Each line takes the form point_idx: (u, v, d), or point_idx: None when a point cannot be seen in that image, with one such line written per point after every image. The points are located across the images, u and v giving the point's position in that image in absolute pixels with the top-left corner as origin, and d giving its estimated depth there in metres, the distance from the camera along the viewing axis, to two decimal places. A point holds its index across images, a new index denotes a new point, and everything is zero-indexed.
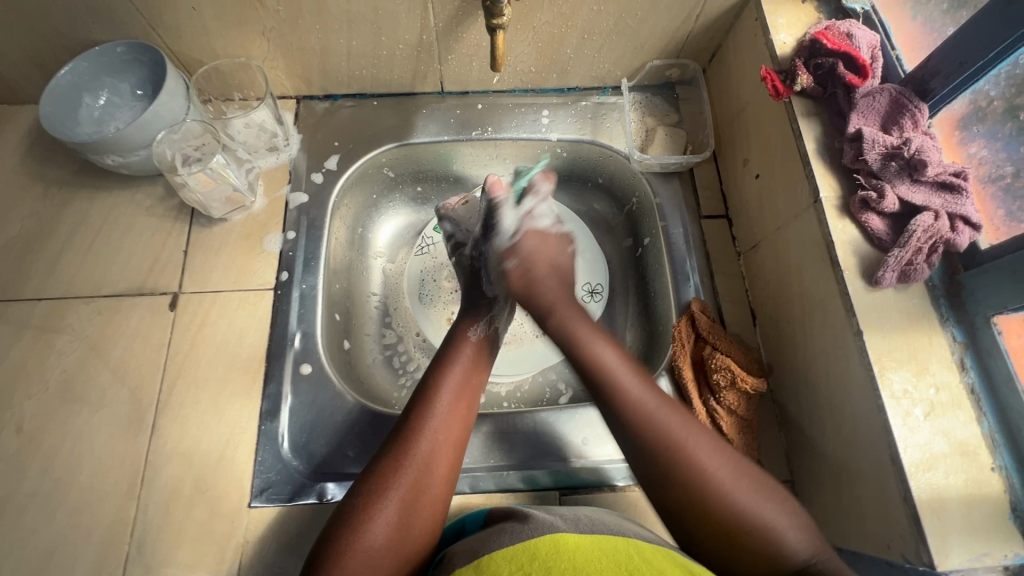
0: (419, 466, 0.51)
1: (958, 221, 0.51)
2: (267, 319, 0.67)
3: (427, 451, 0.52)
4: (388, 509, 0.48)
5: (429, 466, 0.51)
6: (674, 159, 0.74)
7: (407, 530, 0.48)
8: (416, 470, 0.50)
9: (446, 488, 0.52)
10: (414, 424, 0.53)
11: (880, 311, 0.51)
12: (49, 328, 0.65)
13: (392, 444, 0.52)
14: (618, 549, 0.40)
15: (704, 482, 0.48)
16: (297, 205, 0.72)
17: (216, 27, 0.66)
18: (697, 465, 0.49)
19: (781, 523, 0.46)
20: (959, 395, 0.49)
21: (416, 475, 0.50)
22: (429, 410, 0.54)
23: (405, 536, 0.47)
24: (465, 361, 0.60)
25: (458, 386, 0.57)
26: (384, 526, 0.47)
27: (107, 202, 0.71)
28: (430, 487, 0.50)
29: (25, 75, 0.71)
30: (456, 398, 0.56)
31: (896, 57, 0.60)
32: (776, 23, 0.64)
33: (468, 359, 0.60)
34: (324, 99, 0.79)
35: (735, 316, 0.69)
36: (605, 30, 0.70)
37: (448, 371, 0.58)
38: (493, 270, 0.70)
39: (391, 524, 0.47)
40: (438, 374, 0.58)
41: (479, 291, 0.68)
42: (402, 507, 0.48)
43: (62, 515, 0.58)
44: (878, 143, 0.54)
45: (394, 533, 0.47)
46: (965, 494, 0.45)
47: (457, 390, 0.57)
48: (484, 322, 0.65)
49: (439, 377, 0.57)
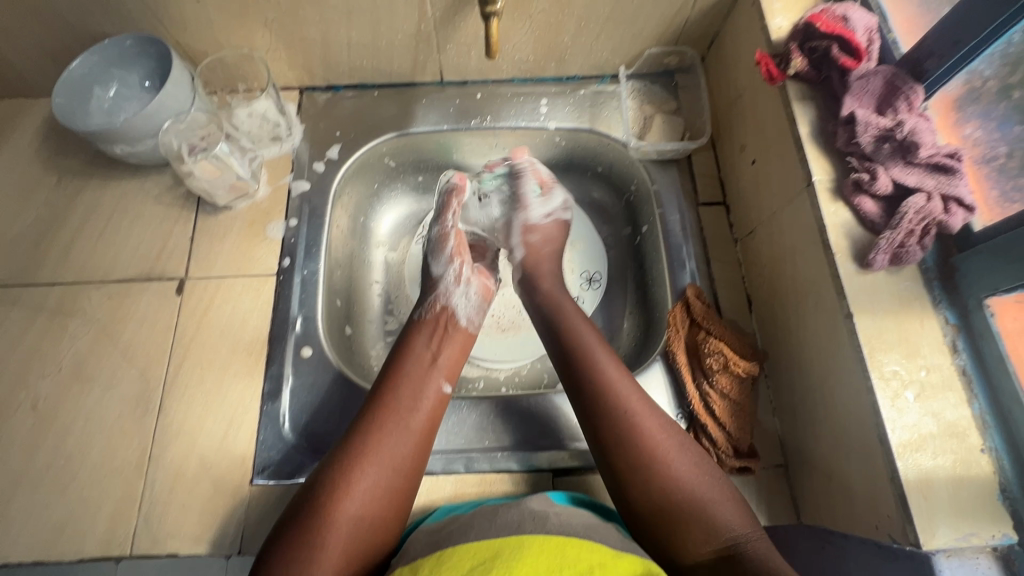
0: (380, 456, 0.52)
1: (951, 202, 0.50)
2: (269, 304, 0.69)
3: (388, 442, 0.53)
4: (348, 501, 0.49)
5: (389, 458, 0.52)
6: (671, 146, 0.74)
7: (372, 512, 0.49)
8: (376, 461, 0.52)
9: (407, 480, 0.53)
10: (374, 416, 0.54)
11: (871, 293, 0.51)
12: (63, 312, 0.68)
13: (354, 434, 0.53)
14: (580, 559, 0.42)
15: (664, 479, 0.50)
16: (299, 193, 0.74)
17: (219, 19, 0.68)
18: (656, 458, 0.51)
19: (725, 518, 0.47)
20: (950, 377, 0.48)
21: (377, 465, 0.51)
22: (390, 402, 0.56)
23: (364, 525, 0.49)
24: (421, 352, 0.61)
25: (419, 378, 0.59)
26: (344, 516, 0.48)
27: (118, 190, 0.74)
28: (390, 477, 0.52)
29: (39, 68, 0.73)
30: (416, 389, 0.57)
31: (893, 40, 0.59)
32: (772, 7, 0.64)
33: (431, 351, 0.62)
34: (327, 90, 0.80)
35: (731, 302, 0.69)
36: (600, 18, 0.70)
37: (411, 363, 0.60)
38: (443, 239, 0.71)
39: (350, 514, 0.48)
40: (401, 366, 0.59)
41: (429, 268, 0.70)
42: (361, 496, 0.49)
43: (74, 490, 0.60)
44: (871, 126, 0.54)
45: (352, 522, 0.48)
46: (953, 475, 0.45)
47: (419, 382, 0.58)
48: (428, 299, 0.67)
49: (400, 369, 0.59)
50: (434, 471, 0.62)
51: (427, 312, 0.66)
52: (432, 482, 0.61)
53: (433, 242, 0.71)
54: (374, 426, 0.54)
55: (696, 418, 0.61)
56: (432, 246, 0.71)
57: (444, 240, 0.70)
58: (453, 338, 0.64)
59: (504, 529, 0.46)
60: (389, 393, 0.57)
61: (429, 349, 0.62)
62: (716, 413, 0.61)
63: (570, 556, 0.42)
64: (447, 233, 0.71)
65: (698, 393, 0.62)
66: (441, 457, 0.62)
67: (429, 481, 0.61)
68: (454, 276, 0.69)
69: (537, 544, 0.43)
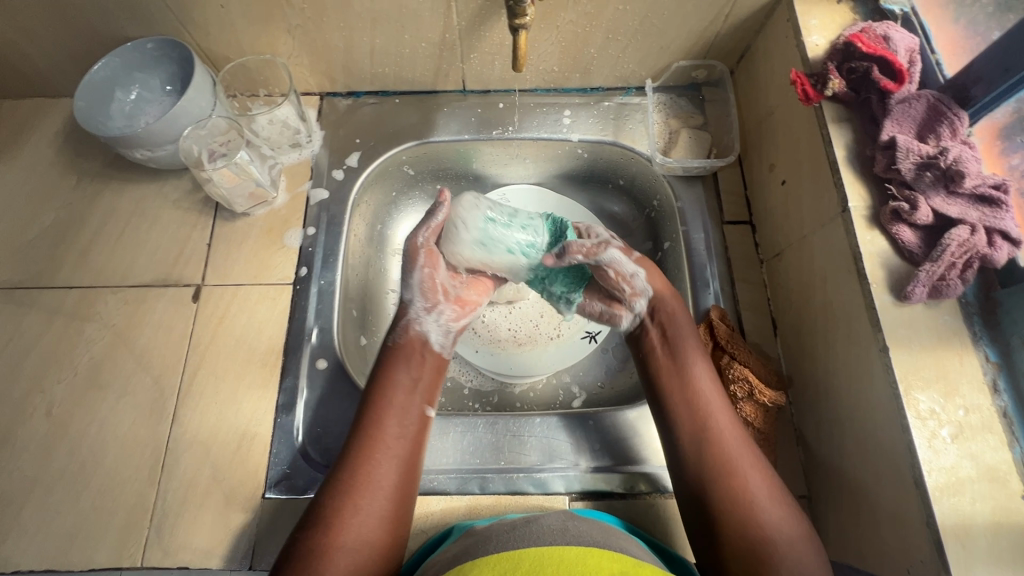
0: (371, 488, 0.51)
1: (996, 235, 0.49)
2: (285, 314, 0.68)
3: (378, 475, 0.52)
4: (342, 537, 0.48)
5: (380, 490, 0.51)
6: (698, 163, 0.72)
7: (370, 545, 0.49)
8: (369, 494, 0.51)
9: (402, 508, 0.52)
10: (361, 448, 0.53)
11: (908, 327, 0.49)
12: (79, 316, 0.67)
13: (344, 468, 0.52)
14: (604, 567, 0.41)
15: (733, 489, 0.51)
16: (317, 201, 0.73)
17: (243, 24, 0.67)
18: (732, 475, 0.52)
19: (784, 531, 0.49)
20: (990, 418, 0.47)
21: (370, 498, 0.50)
22: (378, 432, 0.55)
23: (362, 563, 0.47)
24: (404, 376, 0.60)
25: (403, 405, 0.57)
26: (342, 553, 0.47)
27: (136, 194, 0.73)
28: (384, 509, 0.51)
29: (61, 69, 0.73)
30: (402, 417, 0.56)
31: (937, 62, 0.57)
32: (809, 24, 0.62)
33: (411, 376, 0.60)
34: (347, 96, 0.79)
35: (756, 325, 0.67)
36: (629, 30, 0.69)
37: (393, 390, 0.58)
38: (414, 257, 0.66)
39: (346, 551, 0.47)
40: (385, 391, 0.58)
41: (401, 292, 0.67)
42: (360, 536, 0.48)
43: (86, 498, 0.60)
44: (912, 152, 0.52)
45: (349, 557, 0.47)
46: (992, 521, 0.43)
47: (405, 409, 0.57)
48: (401, 323, 0.65)
49: (380, 397, 0.57)
50: (448, 490, 0.61)
51: (399, 334, 0.63)
52: (445, 502, 0.60)
53: (406, 255, 0.67)
54: (364, 458, 0.53)
55: None
56: (405, 266, 0.66)
57: (414, 257, 0.66)
58: (428, 361, 0.62)
59: (522, 542, 0.45)
60: (375, 423, 0.55)
61: (409, 373, 0.60)
62: None
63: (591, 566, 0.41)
64: (420, 248, 0.66)
65: None
66: (455, 476, 0.61)
67: (442, 500, 0.60)
68: (423, 300, 0.65)
69: (558, 553, 0.42)
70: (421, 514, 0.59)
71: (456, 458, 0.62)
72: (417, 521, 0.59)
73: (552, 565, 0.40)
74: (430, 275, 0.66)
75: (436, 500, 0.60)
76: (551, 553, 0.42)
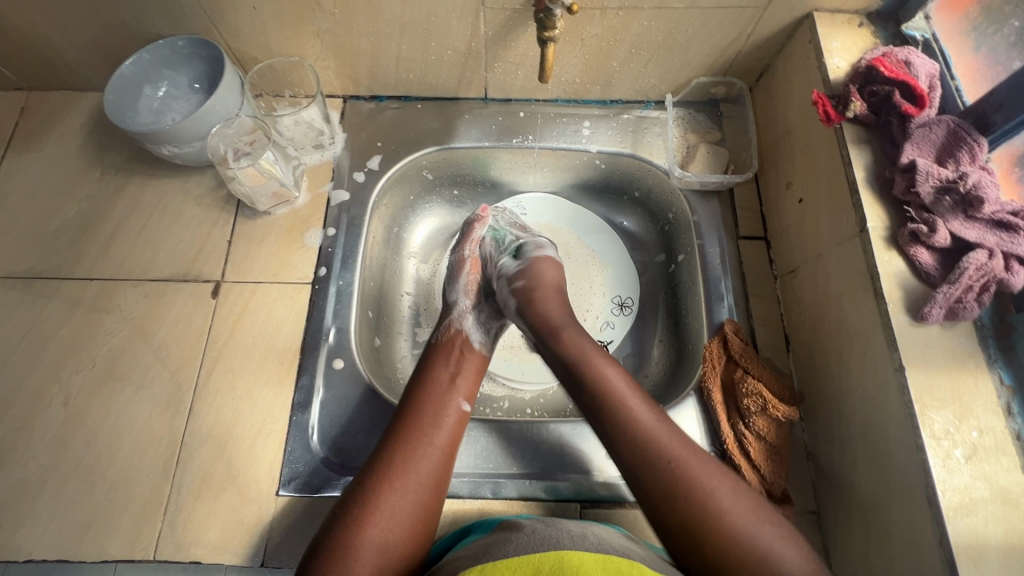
0: (406, 476, 0.51)
1: (1012, 260, 0.50)
2: (303, 313, 0.68)
3: (414, 461, 0.52)
4: (376, 523, 0.48)
5: (415, 477, 0.52)
6: (715, 178, 0.73)
7: (398, 535, 0.48)
8: (404, 480, 0.51)
9: (434, 498, 0.52)
10: (400, 436, 0.54)
11: (924, 347, 0.50)
12: (99, 308, 0.68)
13: (382, 454, 0.53)
14: (624, 569, 0.41)
15: (694, 493, 0.48)
16: (338, 203, 0.74)
17: (273, 26, 0.68)
18: (689, 485, 0.48)
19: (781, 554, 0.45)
20: (1004, 441, 0.47)
21: (405, 484, 0.51)
22: (416, 420, 0.55)
23: (392, 549, 0.48)
24: (443, 371, 0.61)
25: (444, 398, 0.58)
26: (375, 537, 0.47)
27: (159, 189, 0.74)
28: (416, 498, 0.51)
29: (91, 64, 0.74)
30: (439, 409, 0.57)
31: (956, 87, 0.59)
32: (831, 47, 0.63)
33: (451, 371, 0.61)
34: (370, 100, 0.80)
35: (769, 341, 0.67)
36: (652, 45, 0.70)
37: (432, 382, 0.59)
38: (461, 266, 0.73)
39: (379, 536, 0.48)
40: (424, 382, 0.59)
41: (447, 296, 0.72)
42: (386, 525, 0.48)
43: (100, 489, 0.60)
44: (931, 176, 0.53)
45: (378, 543, 0.47)
46: (1005, 543, 0.44)
47: (444, 402, 0.58)
48: (444, 324, 0.67)
49: (422, 389, 0.58)
50: (461, 494, 0.61)
51: (443, 332, 0.66)
52: (458, 504, 0.61)
53: (453, 266, 0.74)
54: (401, 446, 0.53)
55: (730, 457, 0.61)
56: (452, 275, 0.73)
57: (461, 266, 0.73)
58: (470, 357, 0.64)
59: (541, 545, 0.45)
60: (413, 414, 0.56)
61: (449, 367, 0.61)
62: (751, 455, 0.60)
63: (610, 567, 0.41)
64: (465, 259, 0.73)
65: (733, 432, 0.61)
66: (468, 480, 0.62)
67: (455, 503, 0.61)
68: (468, 301, 0.70)
69: (578, 560, 0.42)
70: None
71: (469, 462, 0.63)
72: None
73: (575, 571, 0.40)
74: (474, 280, 0.72)
75: (450, 503, 0.61)
76: (570, 559, 0.42)
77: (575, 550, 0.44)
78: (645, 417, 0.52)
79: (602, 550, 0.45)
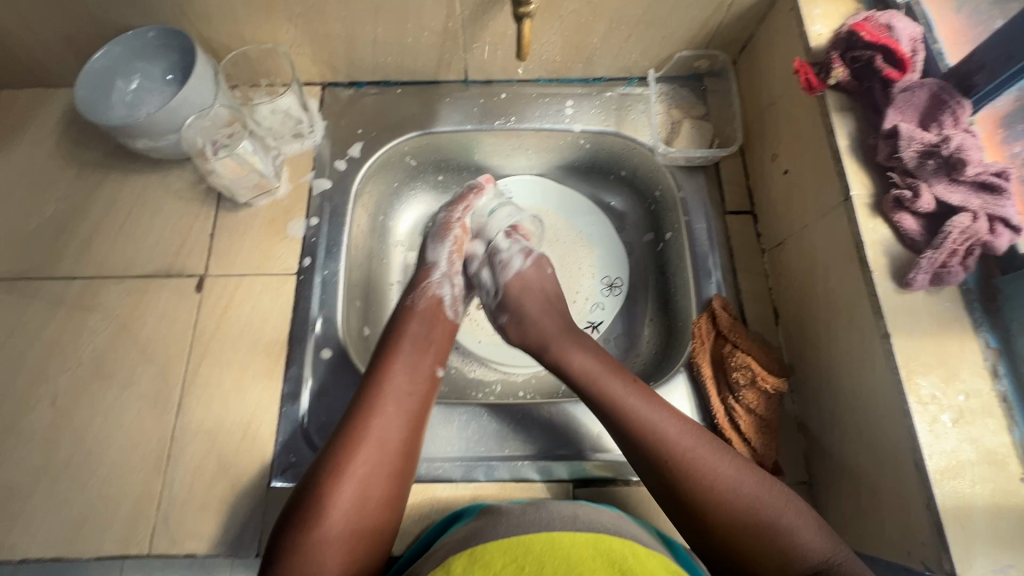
0: (377, 433, 0.52)
1: (997, 223, 0.49)
2: (289, 304, 0.68)
3: (388, 420, 0.53)
4: (349, 476, 0.49)
5: (388, 437, 0.52)
6: (700, 153, 0.72)
7: (375, 495, 0.50)
8: (376, 438, 0.52)
9: (406, 457, 0.53)
10: (374, 393, 0.55)
11: (910, 313, 0.50)
12: (82, 306, 0.67)
13: (354, 412, 0.53)
14: (613, 548, 0.42)
15: (706, 488, 0.48)
16: (320, 191, 0.73)
17: (245, 13, 0.66)
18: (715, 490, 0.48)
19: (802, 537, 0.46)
20: (990, 403, 0.47)
21: (377, 440, 0.52)
22: (386, 378, 0.56)
23: (367, 503, 0.49)
24: (416, 332, 0.62)
25: (414, 359, 0.59)
26: (349, 490, 0.48)
27: (137, 185, 0.73)
28: (390, 456, 0.51)
29: (61, 58, 0.73)
30: (413, 371, 0.58)
31: (938, 51, 0.58)
32: (812, 14, 0.62)
33: (425, 334, 0.62)
34: (349, 86, 0.79)
35: (758, 315, 0.67)
36: (632, 20, 0.69)
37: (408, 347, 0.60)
38: (446, 230, 0.71)
39: (354, 486, 0.49)
40: (397, 345, 0.60)
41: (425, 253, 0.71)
42: (360, 486, 0.49)
43: (92, 487, 0.60)
44: (915, 140, 0.52)
45: (356, 500, 0.48)
46: (992, 503, 0.44)
47: (417, 364, 0.59)
48: (419, 285, 0.67)
49: (395, 350, 0.59)
50: (454, 478, 0.61)
51: (421, 294, 0.66)
52: (452, 489, 0.61)
53: (438, 228, 0.71)
54: (373, 404, 0.54)
55: (720, 432, 0.61)
56: (437, 236, 0.71)
57: (448, 230, 0.71)
58: (443, 324, 0.64)
59: (532, 527, 0.45)
60: (384, 375, 0.56)
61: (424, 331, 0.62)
62: (741, 428, 0.60)
63: (600, 547, 0.42)
64: (453, 223, 0.71)
65: (724, 407, 0.61)
66: (460, 464, 0.62)
67: (448, 487, 0.61)
68: (447, 267, 0.69)
69: (568, 539, 0.42)
70: (428, 501, 0.60)
71: (460, 446, 0.63)
72: (424, 508, 0.60)
73: (566, 552, 0.41)
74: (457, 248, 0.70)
75: (443, 487, 0.61)
76: (560, 539, 0.42)
77: (566, 531, 0.44)
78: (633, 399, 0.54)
79: (591, 529, 0.45)
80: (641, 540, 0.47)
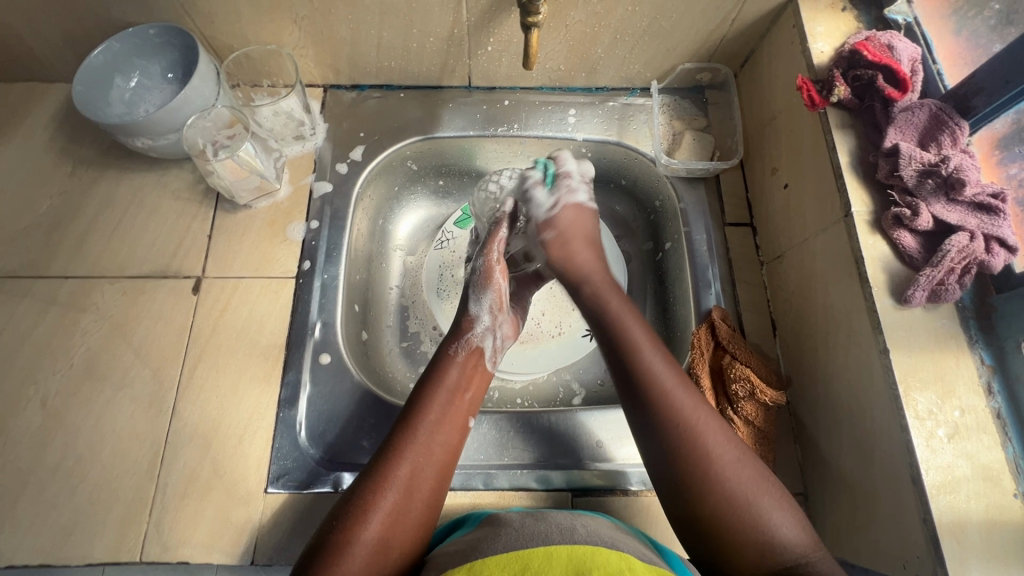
0: (403, 482, 0.50)
1: (993, 242, 0.50)
2: (287, 308, 0.67)
3: (416, 469, 0.51)
4: (372, 526, 0.47)
5: (417, 487, 0.50)
6: (701, 165, 0.73)
7: (398, 546, 0.47)
8: (402, 488, 0.50)
9: (431, 510, 0.51)
10: (400, 443, 0.52)
11: (908, 329, 0.51)
12: (74, 306, 0.66)
13: (383, 459, 0.51)
14: (612, 563, 0.41)
15: (715, 491, 0.48)
16: (321, 194, 0.73)
17: (249, 13, 0.66)
18: (719, 482, 0.49)
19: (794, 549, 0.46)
20: (985, 420, 0.48)
21: (406, 491, 0.50)
22: (416, 429, 0.54)
23: (391, 555, 0.47)
24: (452, 380, 0.59)
25: (447, 408, 0.56)
26: (371, 541, 0.46)
27: (134, 183, 0.72)
28: (418, 510, 0.50)
29: (57, 53, 0.71)
30: (444, 422, 0.55)
31: (937, 71, 0.60)
32: (814, 31, 0.63)
33: (460, 382, 0.59)
34: (352, 89, 0.79)
35: (756, 327, 0.68)
36: (636, 31, 0.69)
37: (440, 393, 0.57)
38: (489, 275, 0.65)
39: (377, 537, 0.47)
40: (432, 393, 0.57)
41: (466, 304, 0.65)
42: (384, 535, 0.47)
43: (83, 492, 0.59)
44: (914, 159, 0.54)
45: (378, 550, 0.46)
46: (986, 519, 0.45)
47: (449, 413, 0.56)
48: (463, 336, 0.63)
49: (429, 395, 0.57)
50: (452, 486, 0.61)
51: (461, 346, 0.62)
52: (449, 497, 0.60)
53: (481, 274, 0.65)
54: (402, 453, 0.52)
55: None
56: (481, 286, 0.65)
57: (490, 278, 0.65)
58: (479, 377, 0.61)
59: (531, 541, 0.45)
60: (416, 424, 0.54)
61: (457, 380, 0.59)
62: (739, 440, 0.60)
63: (599, 562, 0.41)
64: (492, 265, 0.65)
65: (722, 418, 0.62)
66: (458, 473, 0.62)
67: (446, 495, 0.60)
68: (489, 319, 0.65)
69: (566, 554, 0.42)
70: None
71: None
72: None
73: (565, 567, 0.40)
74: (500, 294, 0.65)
75: None
76: (559, 553, 0.42)
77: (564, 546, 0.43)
78: (675, 392, 0.53)
79: (589, 543, 0.45)
80: (639, 553, 0.47)
